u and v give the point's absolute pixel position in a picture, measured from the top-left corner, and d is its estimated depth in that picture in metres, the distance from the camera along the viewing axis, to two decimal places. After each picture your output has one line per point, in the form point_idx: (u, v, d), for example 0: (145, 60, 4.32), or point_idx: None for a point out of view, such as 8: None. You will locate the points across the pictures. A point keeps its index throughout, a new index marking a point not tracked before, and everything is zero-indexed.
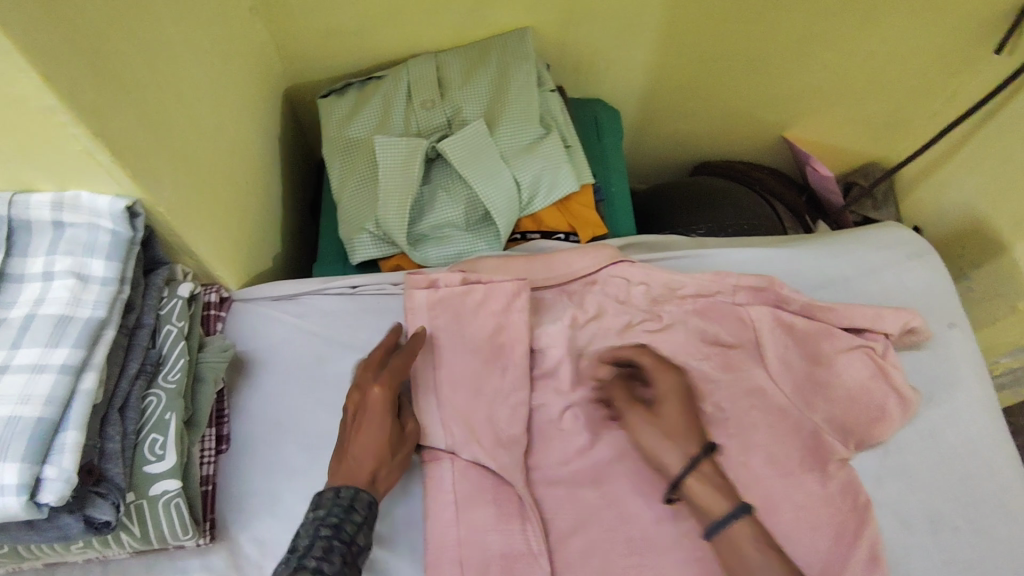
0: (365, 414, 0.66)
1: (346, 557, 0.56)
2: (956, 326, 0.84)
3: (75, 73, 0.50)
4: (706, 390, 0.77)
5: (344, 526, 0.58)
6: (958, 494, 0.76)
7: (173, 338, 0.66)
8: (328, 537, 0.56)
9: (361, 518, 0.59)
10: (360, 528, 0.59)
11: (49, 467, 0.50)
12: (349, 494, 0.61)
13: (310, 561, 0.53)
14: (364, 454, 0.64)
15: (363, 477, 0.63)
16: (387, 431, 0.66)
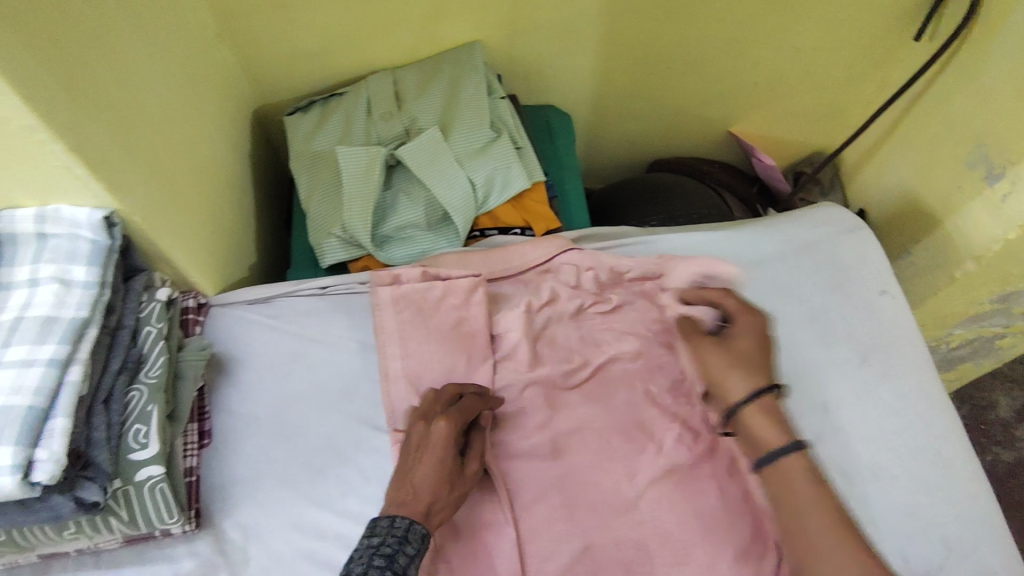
0: (428, 447, 0.68)
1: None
2: (888, 293, 0.90)
3: (52, 92, 0.56)
4: (654, 363, 0.83)
5: (398, 557, 0.59)
6: (897, 446, 0.80)
7: (153, 338, 0.71)
8: (384, 569, 0.57)
9: (415, 550, 0.61)
10: (414, 561, 0.60)
11: (40, 451, 0.55)
12: (402, 524, 0.62)
13: None
14: (427, 483, 0.66)
15: (420, 508, 0.64)
16: (450, 464, 0.67)
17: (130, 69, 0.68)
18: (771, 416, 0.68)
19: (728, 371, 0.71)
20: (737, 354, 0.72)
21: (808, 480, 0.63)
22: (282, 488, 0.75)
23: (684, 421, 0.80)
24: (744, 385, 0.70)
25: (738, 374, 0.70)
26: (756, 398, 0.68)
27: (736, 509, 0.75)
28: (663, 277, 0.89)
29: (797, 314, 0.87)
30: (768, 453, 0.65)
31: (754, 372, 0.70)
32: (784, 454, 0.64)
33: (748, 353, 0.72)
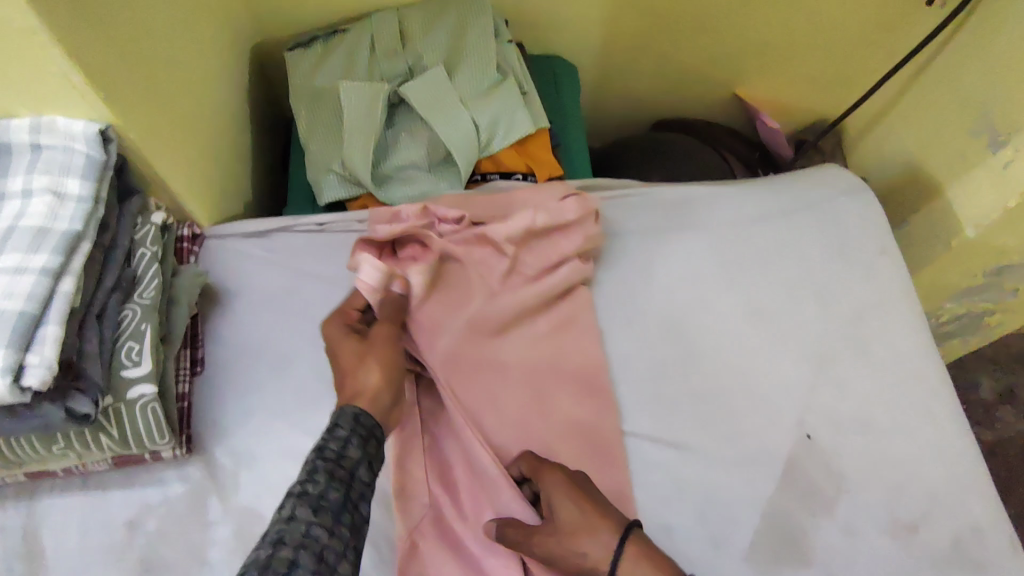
0: (364, 349, 0.65)
1: (333, 474, 0.53)
2: (887, 253, 0.89)
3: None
4: (650, 311, 0.83)
5: (327, 445, 0.55)
6: (891, 401, 0.80)
7: (147, 260, 0.70)
8: (310, 459, 0.53)
9: (349, 430, 0.57)
10: (352, 443, 0.56)
11: (31, 358, 0.54)
12: (332, 416, 0.58)
13: (294, 487, 0.51)
14: (373, 376, 0.63)
15: (371, 399, 0.61)
16: (393, 357, 0.65)
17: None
18: (650, 554, 0.59)
19: (577, 537, 0.61)
20: (565, 526, 0.61)
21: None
22: (275, 418, 0.75)
23: (677, 368, 0.80)
24: (602, 552, 0.59)
25: (588, 534, 0.60)
26: (627, 546, 0.59)
27: (725, 455, 0.75)
28: (664, 228, 0.89)
29: (796, 269, 0.87)
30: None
31: (604, 521, 0.61)
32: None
33: (574, 517, 0.62)
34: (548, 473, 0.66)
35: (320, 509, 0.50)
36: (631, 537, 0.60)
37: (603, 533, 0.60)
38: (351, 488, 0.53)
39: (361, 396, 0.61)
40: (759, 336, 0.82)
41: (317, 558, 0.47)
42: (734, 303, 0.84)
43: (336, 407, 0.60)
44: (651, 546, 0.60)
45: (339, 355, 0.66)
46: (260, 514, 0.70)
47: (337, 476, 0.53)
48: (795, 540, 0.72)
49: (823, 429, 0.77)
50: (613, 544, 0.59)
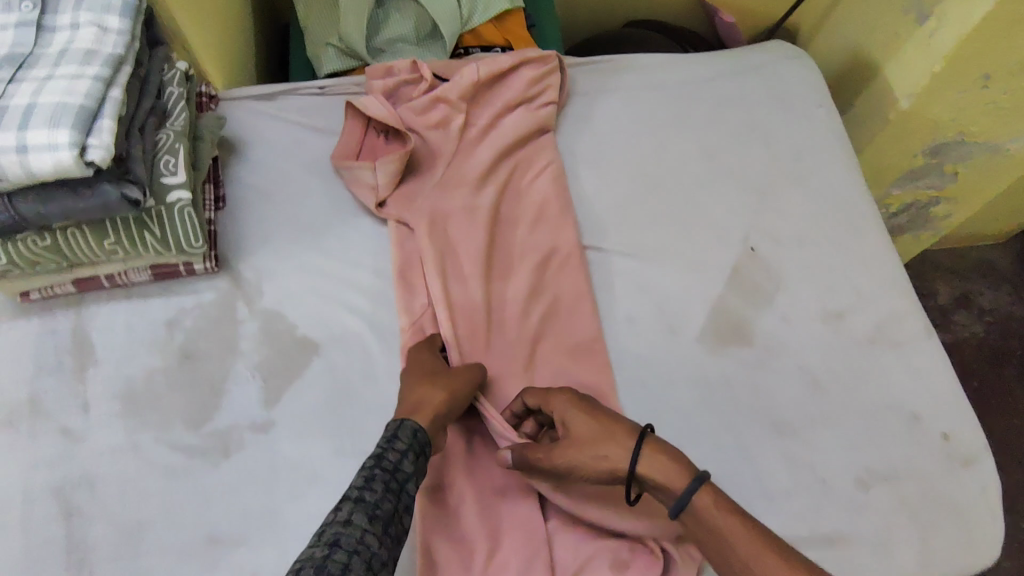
0: (430, 376, 0.73)
1: (388, 484, 0.61)
2: (823, 106, 1.01)
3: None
4: (615, 155, 0.95)
5: (386, 455, 0.64)
6: (824, 221, 0.92)
7: (176, 98, 0.81)
8: (371, 467, 0.62)
9: (405, 445, 0.65)
10: (407, 458, 0.64)
11: (92, 140, 0.65)
12: (392, 428, 0.67)
13: (353, 491, 0.59)
14: (435, 393, 0.71)
15: (429, 413, 0.69)
16: (455, 385, 0.72)
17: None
18: (666, 458, 0.65)
19: (594, 447, 0.67)
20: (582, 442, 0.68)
21: (726, 511, 0.62)
22: (289, 241, 0.86)
23: (637, 198, 0.92)
24: (617, 451, 0.67)
25: (606, 444, 0.67)
26: (642, 451, 0.66)
27: (679, 264, 0.88)
28: (627, 88, 1.00)
29: (743, 120, 0.99)
30: (683, 495, 0.63)
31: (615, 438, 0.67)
32: (700, 489, 0.63)
33: (588, 434, 0.68)
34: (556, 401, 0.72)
35: (375, 517, 0.58)
36: (646, 441, 0.67)
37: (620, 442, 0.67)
38: (400, 499, 0.62)
39: (418, 410, 0.69)
40: (709, 171, 0.95)
41: (366, 563, 0.55)
42: (688, 147, 0.96)
43: (399, 416, 0.68)
44: (667, 451, 0.66)
45: (412, 370, 0.74)
46: (281, 314, 0.82)
47: (390, 486, 0.61)
48: (739, 326, 0.84)
49: (764, 242, 0.90)
50: (632, 443, 0.66)
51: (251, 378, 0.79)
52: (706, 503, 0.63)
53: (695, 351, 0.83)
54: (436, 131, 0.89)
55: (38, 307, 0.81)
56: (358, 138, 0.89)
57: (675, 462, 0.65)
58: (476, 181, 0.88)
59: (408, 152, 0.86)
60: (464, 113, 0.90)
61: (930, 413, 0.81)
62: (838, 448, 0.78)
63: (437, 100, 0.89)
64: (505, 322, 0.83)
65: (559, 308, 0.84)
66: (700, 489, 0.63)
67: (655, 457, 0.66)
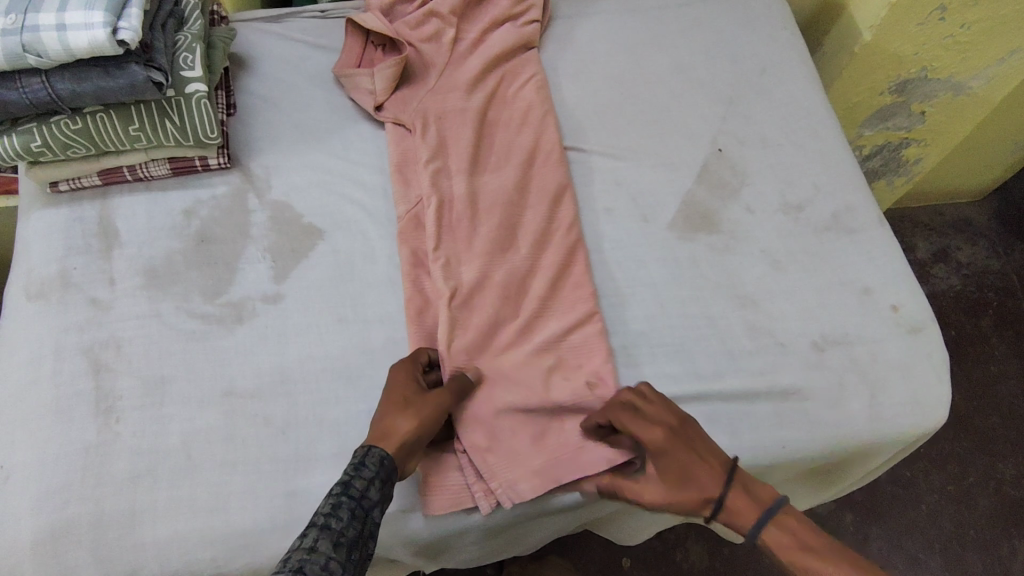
0: (404, 402, 0.71)
1: (354, 510, 0.63)
2: (788, 29, 1.10)
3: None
4: (594, 70, 1.03)
5: (353, 482, 0.64)
6: (786, 128, 1.00)
7: (191, 6, 0.89)
8: (337, 494, 0.63)
9: (373, 472, 0.65)
10: (372, 486, 0.65)
11: (122, 23, 0.72)
12: (360, 454, 0.67)
13: (318, 517, 0.61)
14: (405, 421, 0.70)
15: (398, 441, 0.68)
16: (430, 413, 0.71)
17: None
18: (748, 495, 0.68)
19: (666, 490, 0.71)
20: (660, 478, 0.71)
21: (809, 531, 0.66)
22: (295, 143, 0.94)
23: (614, 106, 1.00)
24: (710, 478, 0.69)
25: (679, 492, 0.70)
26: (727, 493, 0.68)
27: (653, 164, 0.96)
28: (605, 12, 1.09)
29: (711, 40, 1.07)
30: (755, 526, 0.67)
31: (697, 481, 0.69)
32: (771, 526, 0.67)
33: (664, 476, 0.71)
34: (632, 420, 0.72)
35: (339, 542, 0.60)
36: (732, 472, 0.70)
37: (704, 488, 0.69)
38: (365, 526, 0.63)
39: (387, 436, 0.69)
40: (680, 84, 1.03)
41: None
42: (661, 63, 1.04)
43: (366, 443, 0.68)
44: (753, 489, 0.69)
45: (390, 391, 0.73)
46: (287, 204, 0.89)
47: (356, 513, 0.62)
48: (707, 216, 0.92)
49: (730, 145, 0.98)
50: (720, 479, 0.68)
51: (261, 259, 0.85)
52: (781, 529, 0.67)
53: (666, 236, 0.90)
54: (429, 43, 0.97)
55: (65, 198, 0.88)
56: (358, 51, 0.97)
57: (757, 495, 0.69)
58: (465, 86, 0.95)
59: (404, 57, 0.94)
60: (454, 26, 0.98)
61: (879, 288, 0.88)
62: (798, 317, 0.85)
63: (430, 15, 0.98)
64: (490, 210, 0.88)
65: (537, 196, 0.90)
66: (780, 514, 0.67)
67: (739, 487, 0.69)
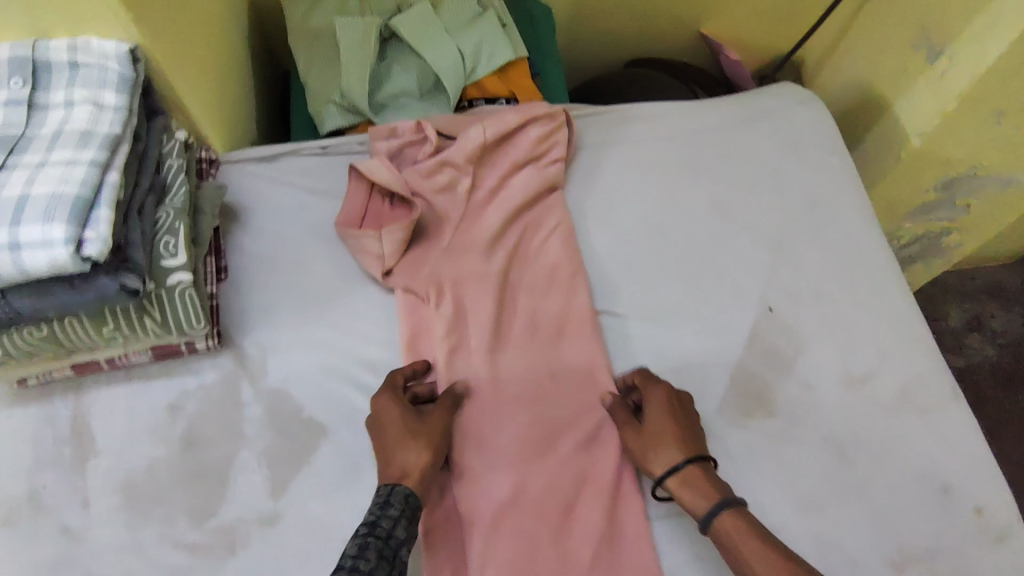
0: (406, 431, 0.70)
1: (382, 551, 0.59)
2: (838, 154, 0.99)
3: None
4: (627, 212, 0.92)
5: (380, 522, 0.62)
6: (844, 279, 0.89)
7: (175, 171, 0.78)
8: (365, 534, 0.60)
9: (399, 511, 0.63)
10: (400, 522, 0.62)
11: (88, 233, 0.62)
12: (385, 495, 0.65)
13: (345, 561, 0.57)
14: (413, 454, 0.69)
15: (417, 476, 0.68)
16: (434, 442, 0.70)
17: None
18: (712, 480, 0.68)
19: (656, 445, 0.71)
20: (651, 434, 0.72)
21: (751, 534, 0.64)
22: (293, 316, 0.83)
23: (649, 258, 0.89)
24: (676, 453, 0.70)
25: (671, 440, 0.71)
26: (686, 465, 0.69)
27: (697, 327, 0.85)
28: (637, 140, 0.98)
29: (756, 170, 0.96)
30: (717, 505, 0.66)
31: (685, 440, 0.71)
32: (726, 510, 0.66)
33: (661, 420, 0.72)
34: (650, 381, 0.77)
35: None
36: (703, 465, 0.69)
37: (681, 447, 0.70)
38: (394, 566, 0.59)
39: (405, 475, 0.68)
40: (723, 225, 0.92)
41: None
42: (700, 200, 0.93)
43: (387, 483, 0.66)
44: (713, 480, 0.68)
45: (381, 428, 0.71)
46: (286, 394, 0.79)
47: (385, 554, 0.59)
48: (761, 394, 0.81)
49: (782, 302, 0.87)
50: (681, 461, 0.69)
51: (256, 466, 0.75)
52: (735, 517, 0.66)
53: (715, 421, 0.79)
54: (443, 195, 0.87)
55: (36, 392, 0.78)
56: (362, 203, 0.87)
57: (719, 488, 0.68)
58: (484, 245, 0.85)
59: (416, 218, 0.83)
60: (471, 174, 0.88)
61: (958, 483, 0.78)
62: (868, 521, 0.75)
63: (443, 163, 0.87)
64: (519, 404, 0.78)
65: (567, 380, 0.80)
66: (735, 507, 0.66)
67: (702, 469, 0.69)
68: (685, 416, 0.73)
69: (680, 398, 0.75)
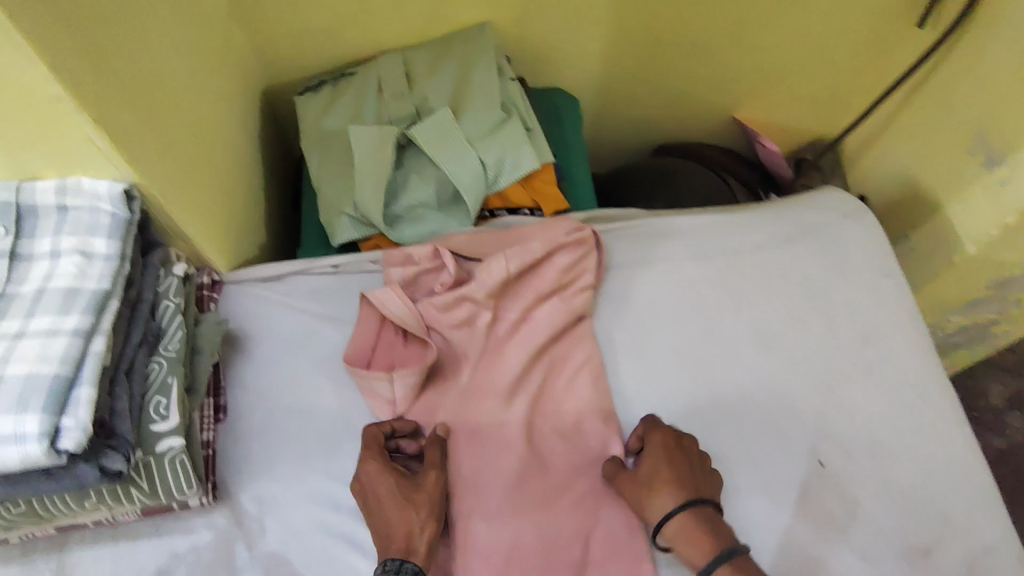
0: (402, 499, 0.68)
1: None
2: (892, 276, 0.91)
3: (65, 50, 0.54)
4: (662, 342, 0.85)
5: None
6: (899, 426, 0.82)
7: (171, 312, 0.72)
8: None
9: None
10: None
11: (66, 420, 0.55)
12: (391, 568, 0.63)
13: None
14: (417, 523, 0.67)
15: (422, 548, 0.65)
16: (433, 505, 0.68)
17: (140, 30, 0.67)
18: (710, 530, 0.66)
19: (652, 490, 0.69)
20: (644, 476, 0.71)
21: None
22: (294, 465, 0.76)
23: (687, 398, 0.81)
24: (670, 496, 0.68)
25: (667, 486, 0.69)
26: (681, 513, 0.67)
27: (741, 483, 0.77)
28: (673, 260, 0.90)
29: (801, 297, 0.88)
30: (715, 556, 0.64)
31: (681, 485, 0.69)
32: (721, 564, 0.63)
33: (660, 465, 0.71)
34: (655, 424, 0.75)
35: None
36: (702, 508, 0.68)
37: (677, 492, 0.69)
38: None
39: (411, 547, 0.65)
40: (766, 362, 0.84)
41: None
42: (742, 331, 0.86)
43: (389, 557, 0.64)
44: (715, 528, 0.66)
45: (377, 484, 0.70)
46: (286, 559, 0.71)
47: None
48: (812, 566, 0.73)
49: (833, 454, 0.79)
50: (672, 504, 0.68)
51: None
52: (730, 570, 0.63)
53: None
54: (461, 330, 0.80)
55: (16, 551, 0.71)
56: (373, 337, 0.80)
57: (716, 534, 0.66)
58: (506, 388, 0.78)
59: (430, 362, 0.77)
60: (492, 308, 0.81)
61: None
62: None
63: (461, 297, 0.80)
64: None
65: (598, 547, 0.72)
66: (735, 560, 0.64)
67: (696, 515, 0.67)
68: (685, 459, 0.71)
69: (684, 441, 0.73)
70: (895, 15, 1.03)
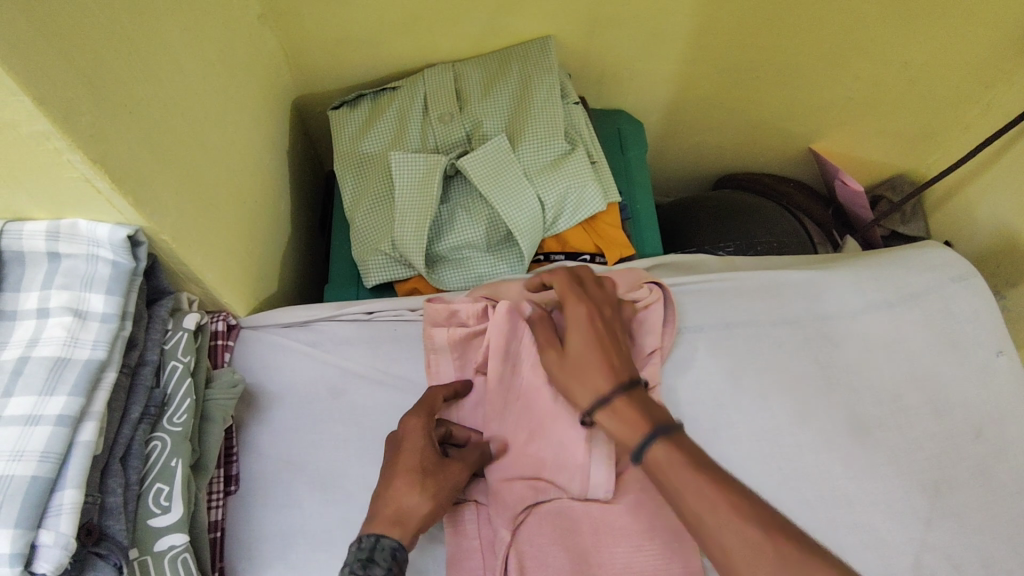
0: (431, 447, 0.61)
1: None
2: (1004, 353, 0.79)
3: (54, 79, 0.44)
4: (742, 424, 0.73)
5: None
6: (1012, 537, 0.71)
7: (179, 375, 0.60)
8: None
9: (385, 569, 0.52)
10: None
11: (45, 534, 0.47)
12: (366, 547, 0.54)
13: None
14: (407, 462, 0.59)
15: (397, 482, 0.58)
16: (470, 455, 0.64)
17: (155, 46, 0.56)
18: (643, 406, 0.55)
19: (573, 376, 0.59)
20: (573, 366, 0.59)
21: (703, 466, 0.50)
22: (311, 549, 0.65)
23: (771, 492, 0.70)
24: (597, 381, 0.57)
25: (585, 375, 0.58)
26: (616, 397, 0.56)
27: None
28: (756, 323, 0.78)
29: (903, 375, 0.77)
30: (645, 436, 0.53)
31: (604, 360, 0.58)
32: (659, 441, 0.52)
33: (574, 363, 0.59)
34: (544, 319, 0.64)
35: None
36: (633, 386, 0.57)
37: (604, 374, 0.57)
38: None
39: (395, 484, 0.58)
40: (862, 455, 0.73)
41: None
42: (837, 416, 0.74)
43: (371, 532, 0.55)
44: (646, 405, 0.55)
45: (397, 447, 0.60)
46: None
47: None
48: None
49: (940, 570, 0.69)
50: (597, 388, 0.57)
51: None
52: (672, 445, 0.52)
53: None
54: None
55: None
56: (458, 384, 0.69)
57: (640, 410, 0.55)
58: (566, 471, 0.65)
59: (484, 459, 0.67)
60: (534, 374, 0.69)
61: None
62: None
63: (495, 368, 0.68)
64: None
65: None
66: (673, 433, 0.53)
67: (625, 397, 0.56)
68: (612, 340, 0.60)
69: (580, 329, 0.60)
70: (1006, 54, 0.90)
